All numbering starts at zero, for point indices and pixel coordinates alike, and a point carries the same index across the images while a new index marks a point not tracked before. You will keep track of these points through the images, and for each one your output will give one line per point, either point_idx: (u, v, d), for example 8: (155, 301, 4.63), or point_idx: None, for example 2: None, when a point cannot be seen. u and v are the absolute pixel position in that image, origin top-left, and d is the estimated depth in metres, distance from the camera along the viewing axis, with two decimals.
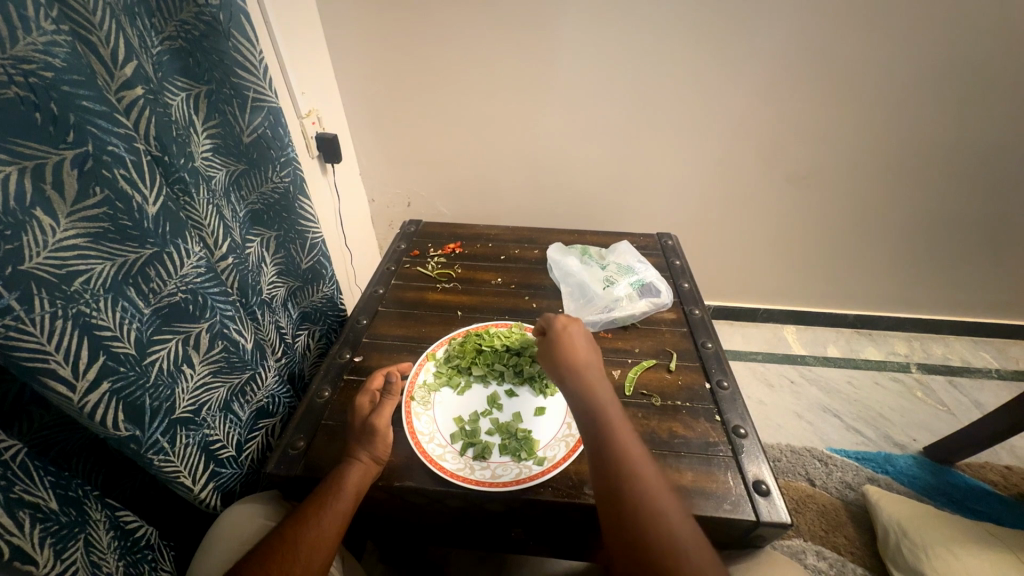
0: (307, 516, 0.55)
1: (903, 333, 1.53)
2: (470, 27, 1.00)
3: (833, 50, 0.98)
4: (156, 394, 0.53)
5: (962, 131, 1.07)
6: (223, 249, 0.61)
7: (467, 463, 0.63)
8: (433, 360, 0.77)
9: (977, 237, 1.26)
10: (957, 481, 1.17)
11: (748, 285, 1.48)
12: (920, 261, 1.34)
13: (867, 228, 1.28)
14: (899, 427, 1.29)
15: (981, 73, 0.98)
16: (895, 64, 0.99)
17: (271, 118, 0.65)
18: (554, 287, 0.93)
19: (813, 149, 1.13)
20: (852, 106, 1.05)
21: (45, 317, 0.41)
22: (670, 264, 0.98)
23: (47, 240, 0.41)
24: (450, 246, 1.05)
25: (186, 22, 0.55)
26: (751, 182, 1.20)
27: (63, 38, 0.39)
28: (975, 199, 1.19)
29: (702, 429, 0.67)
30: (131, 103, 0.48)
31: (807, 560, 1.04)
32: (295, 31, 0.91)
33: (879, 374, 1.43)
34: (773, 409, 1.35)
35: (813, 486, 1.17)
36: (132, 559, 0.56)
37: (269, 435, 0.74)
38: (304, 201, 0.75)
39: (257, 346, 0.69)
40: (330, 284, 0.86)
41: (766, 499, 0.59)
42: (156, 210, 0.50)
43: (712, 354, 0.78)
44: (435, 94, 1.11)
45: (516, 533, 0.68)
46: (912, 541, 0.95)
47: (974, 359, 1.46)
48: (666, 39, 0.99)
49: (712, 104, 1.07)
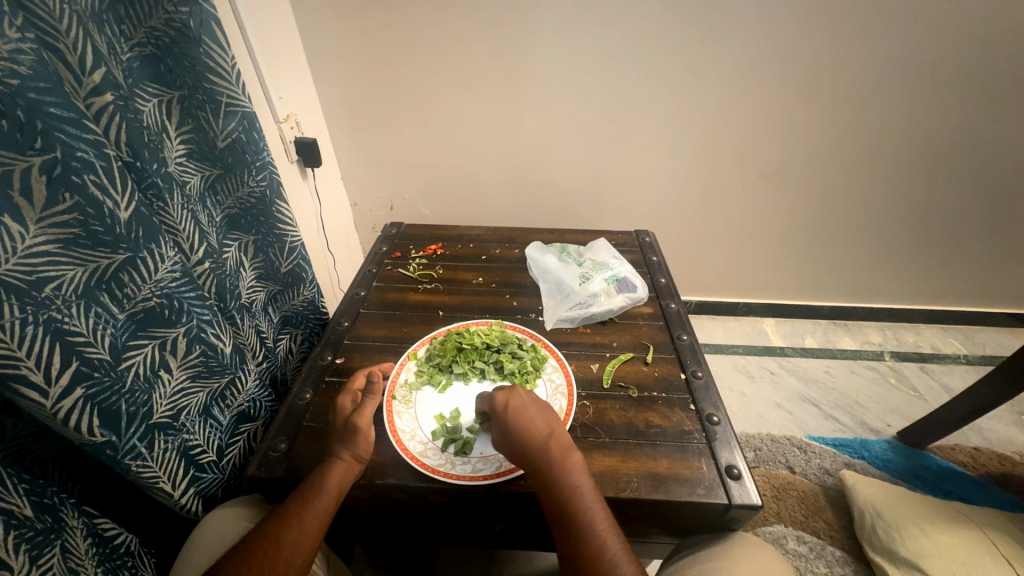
0: (288, 515, 0.55)
1: (876, 323, 1.58)
2: (445, 30, 1.02)
3: (797, 49, 1.02)
4: (132, 399, 0.53)
5: (921, 126, 1.11)
6: (199, 254, 0.62)
7: (449, 459, 0.64)
8: (415, 359, 0.78)
9: (941, 228, 1.32)
10: (929, 463, 1.21)
11: (727, 279, 1.51)
12: (889, 252, 1.39)
13: (837, 222, 1.32)
14: (874, 413, 1.34)
15: (936, 70, 1.03)
16: (857, 63, 1.03)
17: (246, 122, 0.66)
18: (534, 285, 0.95)
19: (783, 146, 1.17)
20: (818, 103, 1.09)
21: (15, 323, 0.41)
22: (647, 260, 1.01)
23: (16, 246, 0.41)
24: (432, 247, 1.06)
25: (156, 29, 0.55)
26: (726, 179, 1.24)
27: (29, 45, 0.40)
28: (937, 191, 1.23)
29: (677, 418, 0.69)
30: (101, 109, 0.48)
31: (788, 545, 1.07)
32: (270, 36, 0.92)
33: (854, 362, 1.47)
34: (754, 401, 1.38)
35: (792, 473, 1.20)
36: (111, 565, 0.56)
37: (251, 439, 0.74)
38: (282, 204, 0.75)
39: (236, 350, 0.69)
40: (310, 287, 0.86)
41: (738, 483, 0.61)
42: (128, 215, 0.50)
43: (687, 346, 0.81)
44: (414, 96, 1.12)
45: (500, 527, 0.69)
46: (886, 522, 0.98)
47: (944, 346, 1.51)
48: (639, 40, 1.01)
49: (685, 103, 1.10)
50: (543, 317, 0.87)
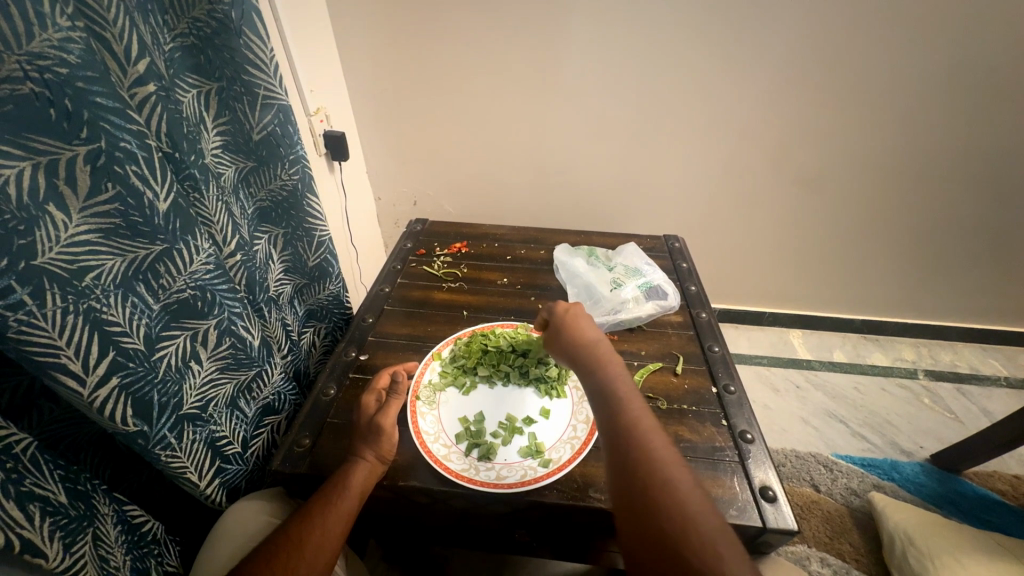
0: (312, 514, 0.55)
1: (910, 339, 1.51)
2: (479, 26, 1.00)
3: (845, 53, 0.97)
4: (164, 390, 0.53)
5: (975, 136, 1.06)
6: (231, 246, 0.62)
7: (473, 464, 0.63)
8: (439, 359, 0.77)
9: (989, 243, 1.25)
10: (964, 489, 1.15)
11: (754, 288, 1.47)
12: (930, 266, 1.33)
13: (876, 233, 1.27)
14: (906, 434, 1.28)
15: (996, 76, 0.97)
16: (909, 68, 0.98)
17: (281, 116, 0.65)
18: (560, 288, 0.93)
19: (824, 152, 1.12)
20: (864, 109, 1.04)
21: (56, 312, 0.41)
22: (676, 266, 0.98)
23: (60, 235, 0.41)
24: (456, 245, 1.05)
25: (198, 19, 0.55)
26: (760, 185, 1.20)
27: (78, 34, 0.39)
28: (987, 205, 1.17)
29: (708, 434, 0.67)
30: (144, 99, 0.48)
31: (811, 567, 1.03)
32: (304, 29, 0.91)
33: (885, 380, 1.41)
34: (778, 415, 1.33)
35: (817, 491, 1.16)
36: (139, 553, 0.56)
37: (274, 432, 0.75)
38: (312, 199, 0.74)
39: (264, 343, 0.69)
40: (336, 282, 0.86)
41: (773, 505, 0.59)
42: (166, 206, 0.50)
43: (718, 358, 0.78)
44: (443, 92, 1.11)
45: (520, 536, 0.68)
46: (918, 550, 0.94)
47: (983, 367, 1.44)
48: (678, 39, 0.98)
49: (722, 105, 1.06)
50: None
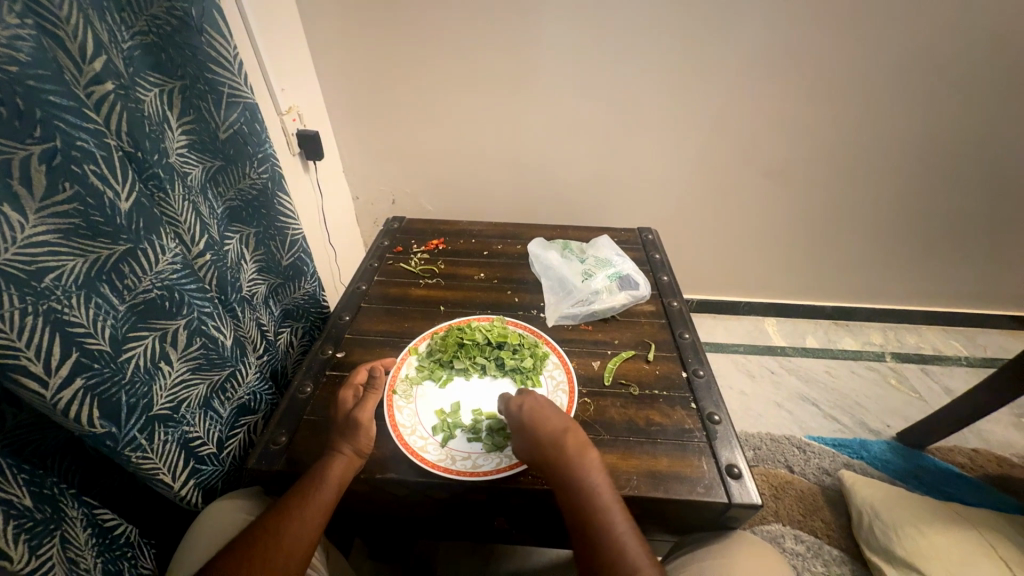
0: (290, 508, 0.55)
1: (878, 324, 1.57)
2: (450, 23, 1.00)
3: (805, 47, 1.00)
4: (132, 391, 0.53)
5: (929, 127, 1.11)
6: (200, 246, 0.61)
7: (449, 454, 0.64)
8: (415, 354, 0.77)
9: (947, 229, 1.31)
10: (928, 464, 1.21)
11: (730, 278, 1.51)
12: (894, 253, 1.38)
13: (842, 221, 1.31)
14: (874, 414, 1.33)
15: (946, 69, 1.01)
16: (866, 61, 1.02)
17: (247, 114, 0.65)
18: (536, 281, 0.94)
19: (789, 144, 1.16)
20: (826, 102, 1.08)
21: (15, 313, 0.41)
22: (649, 258, 1.00)
23: (16, 235, 0.41)
24: (434, 242, 1.06)
25: (157, 17, 0.54)
26: (729, 177, 1.23)
27: (28, 32, 0.39)
28: (943, 192, 1.23)
29: (678, 417, 0.69)
30: (102, 98, 0.47)
31: (786, 544, 1.07)
32: (273, 27, 0.91)
33: (855, 363, 1.47)
34: (754, 400, 1.38)
35: (791, 472, 1.20)
36: (111, 556, 0.56)
37: (251, 432, 0.74)
38: (283, 197, 0.74)
39: (237, 343, 0.69)
40: (312, 281, 0.86)
41: (738, 481, 0.61)
42: (128, 205, 0.49)
43: (688, 344, 0.81)
44: (417, 90, 1.11)
45: (499, 523, 0.69)
46: (883, 522, 0.98)
47: (945, 347, 1.51)
48: (646, 34, 1.00)
49: (690, 100, 1.09)
50: (545, 313, 0.87)
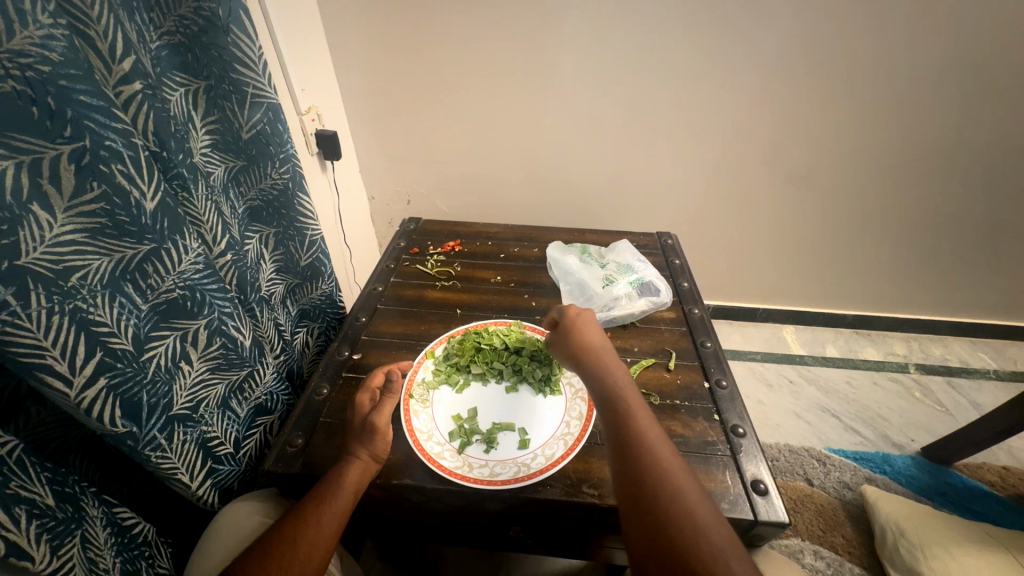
0: (307, 513, 0.55)
1: (901, 334, 1.53)
2: (470, 24, 1.00)
3: (834, 49, 0.98)
4: (153, 391, 0.53)
5: (963, 133, 1.07)
6: (221, 245, 0.61)
7: (466, 461, 0.63)
8: (432, 358, 0.77)
9: (978, 238, 1.26)
10: (954, 481, 1.17)
11: (748, 284, 1.48)
12: (922, 260, 1.34)
13: (868, 227, 1.27)
14: (897, 427, 1.29)
15: (981, 74, 0.98)
16: (897, 65, 0.99)
17: (270, 114, 0.65)
18: (553, 286, 0.93)
19: (814, 149, 1.13)
20: (854, 106, 1.05)
21: (41, 312, 0.41)
22: (669, 263, 0.99)
23: (43, 235, 0.41)
24: (449, 244, 1.05)
25: (185, 17, 0.54)
26: (751, 181, 1.20)
27: (60, 32, 0.39)
28: (974, 200, 1.19)
29: (700, 429, 0.67)
30: (129, 98, 0.47)
31: (804, 560, 1.04)
32: (295, 29, 0.91)
33: (877, 374, 1.43)
34: (771, 410, 1.34)
35: (810, 485, 1.17)
36: (129, 555, 0.56)
37: (267, 432, 0.74)
38: (303, 198, 0.74)
39: (255, 343, 0.69)
40: (329, 282, 0.85)
41: (764, 498, 0.59)
42: (153, 206, 0.49)
43: (710, 353, 0.79)
44: (435, 91, 1.11)
45: (514, 532, 0.68)
46: (909, 541, 0.95)
47: (972, 360, 1.46)
48: (669, 36, 0.98)
49: (712, 103, 1.07)
50: None
